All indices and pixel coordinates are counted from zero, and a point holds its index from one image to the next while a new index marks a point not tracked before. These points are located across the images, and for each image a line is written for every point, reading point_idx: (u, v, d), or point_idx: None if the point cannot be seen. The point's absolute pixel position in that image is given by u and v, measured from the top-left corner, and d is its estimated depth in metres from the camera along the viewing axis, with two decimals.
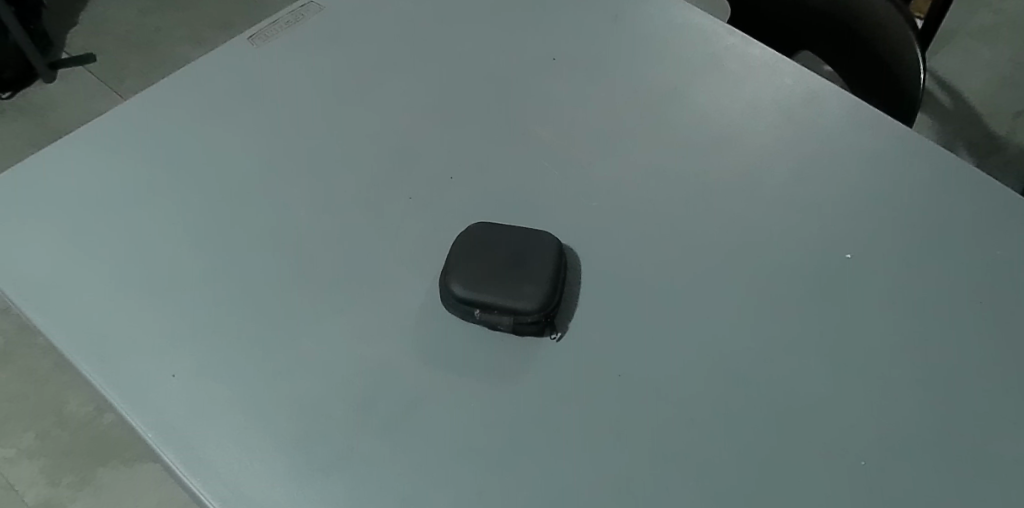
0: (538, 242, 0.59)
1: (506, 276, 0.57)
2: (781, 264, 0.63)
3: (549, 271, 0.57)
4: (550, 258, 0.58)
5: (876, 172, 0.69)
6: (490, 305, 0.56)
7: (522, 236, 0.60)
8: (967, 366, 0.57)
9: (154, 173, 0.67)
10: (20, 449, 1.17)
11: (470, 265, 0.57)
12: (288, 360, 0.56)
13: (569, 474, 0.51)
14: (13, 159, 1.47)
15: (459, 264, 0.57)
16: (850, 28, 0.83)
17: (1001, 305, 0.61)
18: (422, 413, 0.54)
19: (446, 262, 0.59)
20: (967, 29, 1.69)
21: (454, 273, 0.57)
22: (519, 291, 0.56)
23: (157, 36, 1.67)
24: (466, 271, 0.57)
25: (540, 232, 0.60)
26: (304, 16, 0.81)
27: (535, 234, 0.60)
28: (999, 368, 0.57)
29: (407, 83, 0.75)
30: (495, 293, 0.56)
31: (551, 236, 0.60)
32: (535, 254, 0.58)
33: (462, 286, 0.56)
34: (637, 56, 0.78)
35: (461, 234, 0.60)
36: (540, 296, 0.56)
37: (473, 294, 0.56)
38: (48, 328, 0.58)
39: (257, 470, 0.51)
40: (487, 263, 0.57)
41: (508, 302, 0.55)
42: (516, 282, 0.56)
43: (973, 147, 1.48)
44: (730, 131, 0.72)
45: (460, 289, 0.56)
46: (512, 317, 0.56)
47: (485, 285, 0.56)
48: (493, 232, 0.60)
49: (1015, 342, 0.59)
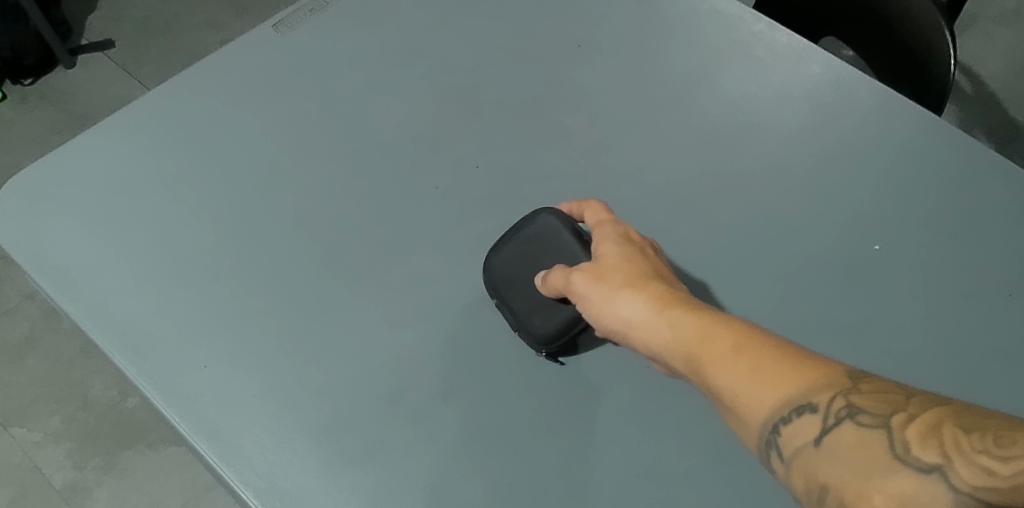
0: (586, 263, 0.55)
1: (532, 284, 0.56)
2: (806, 260, 0.63)
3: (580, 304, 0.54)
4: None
5: (905, 162, 0.69)
6: (504, 307, 0.57)
7: (577, 251, 0.56)
8: (986, 363, 0.58)
9: (180, 163, 0.67)
10: (47, 433, 1.19)
11: (513, 261, 0.58)
12: (317, 350, 0.56)
13: (596, 467, 0.52)
14: (37, 148, 1.48)
15: (505, 253, 0.58)
16: (879, 15, 0.81)
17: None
18: (452, 404, 0.54)
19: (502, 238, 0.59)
20: (990, 10, 1.64)
21: (494, 260, 0.58)
22: (536, 308, 0.55)
23: (174, 21, 1.67)
24: (505, 266, 0.58)
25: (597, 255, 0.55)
26: (328, 3, 0.80)
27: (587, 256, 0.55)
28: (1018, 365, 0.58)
29: (431, 70, 0.75)
30: (514, 298, 0.56)
31: None
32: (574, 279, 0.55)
33: (492, 277, 0.58)
34: (662, 43, 0.77)
35: (534, 215, 0.59)
36: (549, 328, 0.54)
37: (496, 290, 0.57)
38: (81, 317, 0.59)
39: (290, 460, 0.52)
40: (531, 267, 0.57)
41: (520, 309, 0.56)
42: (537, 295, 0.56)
43: (991, 133, 1.46)
44: (758, 121, 0.71)
45: (490, 278, 0.58)
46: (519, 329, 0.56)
47: (505, 286, 0.57)
48: (554, 230, 0.57)
49: None
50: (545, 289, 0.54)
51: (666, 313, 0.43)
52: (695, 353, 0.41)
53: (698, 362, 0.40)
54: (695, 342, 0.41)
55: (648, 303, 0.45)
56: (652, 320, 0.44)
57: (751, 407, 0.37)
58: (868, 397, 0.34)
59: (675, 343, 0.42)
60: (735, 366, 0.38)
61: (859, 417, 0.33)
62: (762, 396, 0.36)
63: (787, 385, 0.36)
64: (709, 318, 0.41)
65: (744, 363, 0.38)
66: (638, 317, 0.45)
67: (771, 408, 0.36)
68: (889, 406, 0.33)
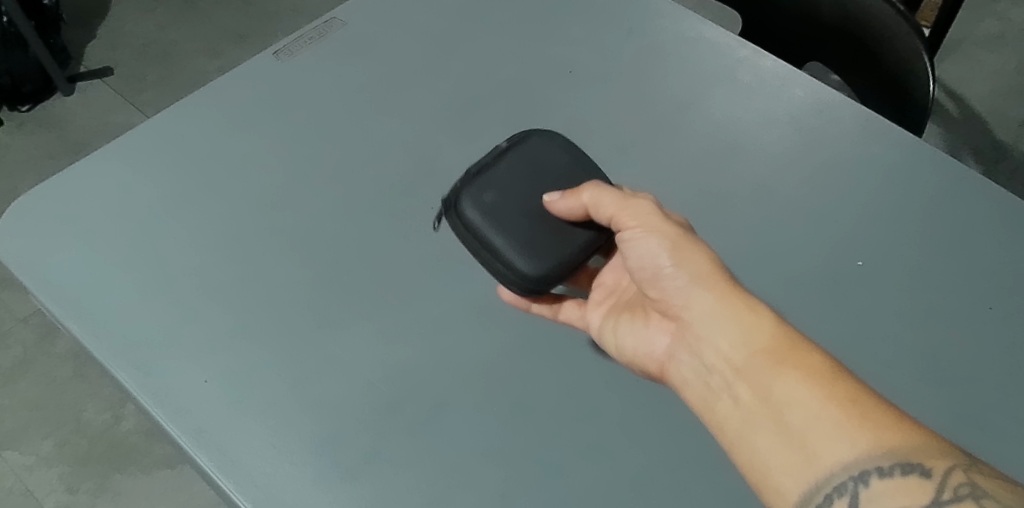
0: (547, 256, 0.57)
1: (529, 181, 0.60)
2: (789, 275, 0.65)
3: (495, 236, 0.58)
4: (539, 256, 0.57)
5: (885, 181, 0.71)
6: (497, 153, 0.62)
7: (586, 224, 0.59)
8: (962, 374, 0.60)
9: (181, 184, 0.69)
10: (39, 456, 1.18)
11: (547, 155, 0.62)
12: (314, 365, 0.58)
13: (583, 478, 0.54)
14: (33, 174, 1.49)
15: (554, 149, 0.62)
16: (861, 41, 0.84)
17: (1000, 312, 0.63)
18: (445, 419, 0.56)
19: (568, 145, 0.63)
20: (975, 36, 1.69)
21: (541, 139, 0.63)
22: (495, 187, 0.59)
23: (174, 49, 1.70)
24: (541, 148, 0.62)
25: (558, 275, 0.57)
26: (327, 32, 0.82)
27: (550, 262, 0.57)
28: (996, 376, 0.60)
29: (427, 95, 0.77)
30: (506, 165, 0.60)
31: (535, 269, 0.57)
32: (527, 233, 0.58)
33: (528, 137, 0.63)
34: (651, 69, 0.80)
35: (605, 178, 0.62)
36: (479, 208, 0.58)
37: (512, 147, 0.62)
38: (83, 334, 0.60)
39: (288, 472, 0.53)
40: (549, 178, 0.61)
41: (498, 172, 0.60)
42: (520, 185, 0.60)
43: (977, 155, 1.49)
44: (743, 143, 0.74)
45: (528, 137, 0.63)
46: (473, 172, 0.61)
47: (517, 156, 0.61)
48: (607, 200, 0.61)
49: (1008, 349, 0.61)
50: (568, 197, 0.57)
51: (759, 310, 0.48)
52: (783, 356, 0.45)
53: (778, 367, 0.45)
54: (786, 346, 0.46)
55: (723, 295, 0.49)
56: (739, 308, 0.48)
57: (840, 443, 0.41)
58: (988, 481, 0.37)
59: (761, 339, 0.46)
60: (836, 395, 0.42)
61: (983, 499, 0.36)
62: (860, 434, 0.40)
63: (894, 436, 0.40)
64: (804, 338, 0.46)
65: (844, 395, 0.42)
66: (722, 305, 0.49)
67: (868, 452, 0.40)
68: (1015, 496, 0.36)
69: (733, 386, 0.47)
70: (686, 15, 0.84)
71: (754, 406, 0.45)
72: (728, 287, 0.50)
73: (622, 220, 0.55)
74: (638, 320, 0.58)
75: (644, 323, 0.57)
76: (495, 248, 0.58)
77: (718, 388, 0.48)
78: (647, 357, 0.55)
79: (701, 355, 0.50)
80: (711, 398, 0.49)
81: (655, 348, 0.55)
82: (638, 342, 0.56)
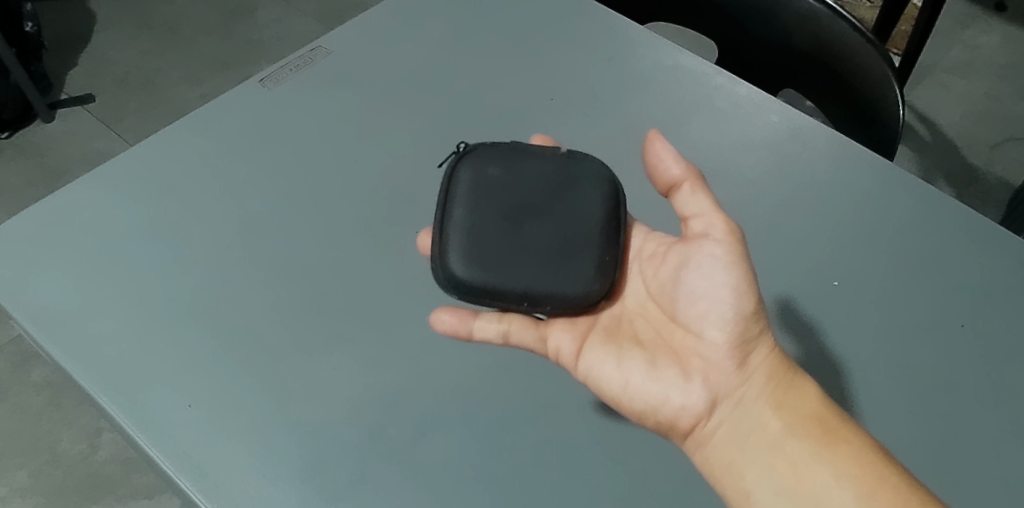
0: (474, 261, 0.57)
1: (524, 190, 0.60)
2: (767, 294, 0.67)
3: (456, 207, 0.59)
4: (474, 260, 0.57)
5: (859, 203, 0.73)
6: (521, 150, 0.63)
7: (554, 253, 0.57)
8: (935, 387, 0.62)
9: (166, 209, 0.69)
10: (13, 488, 1.16)
11: (567, 176, 0.61)
12: (300, 387, 0.58)
13: (567, 496, 0.55)
14: (12, 200, 1.48)
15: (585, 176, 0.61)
16: (833, 69, 0.87)
17: (970, 326, 0.65)
18: (431, 439, 0.57)
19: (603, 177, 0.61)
20: (944, 63, 1.75)
21: (575, 162, 0.62)
22: (501, 178, 0.61)
23: (157, 76, 1.71)
24: (563, 166, 0.61)
25: (460, 280, 0.57)
26: (313, 60, 0.83)
27: (461, 265, 0.57)
28: (966, 388, 0.62)
29: (412, 121, 0.78)
30: (527, 168, 0.61)
31: (456, 266, 0.57)
32: (480, 229, 0.58)
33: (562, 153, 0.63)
34: (631, 95, 0.82)
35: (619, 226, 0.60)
36: (465, 180, 0.60)
37: (537, 154, 0.62)
38: (67, 362, 0.59)
39: (274, 497, 0.54)
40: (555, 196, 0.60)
41: (507, 166, 0.61)
42: (512, 185, 0.60)
43: (950, 179, 1.54)
44: (720, 167, 0.76)
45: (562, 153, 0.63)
46: (489, 152, 0.62)
47: (533, 166, 0.61)
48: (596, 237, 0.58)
49: (979, 363, 0.63)
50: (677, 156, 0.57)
51: (804, 388, 0.54)
52: (830, 434, 0.51)
53: (829, 445, 0.51)
54: (829, 423, 0.52)
55: (779, 364, 0.54)
56: (786, 379, 0.54)
57: None
58: None
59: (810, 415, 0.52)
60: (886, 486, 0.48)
61: None
62: None
63: None
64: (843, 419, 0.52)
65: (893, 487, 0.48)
66: (775, 376, 0.54)
67: None
68: None
69: (773, 452, 0.52)
70: (664, 44, 0.87)
71: (793, 479, 0.50)
72: (777, 355, 0.54)
73: (710, 225, 0.54)
74: (668, 373, 0.55)
75: (677, 375, 0.55)
76: (450, 219, 0.59)
77: (758, 452, 0.52)
78: (680, 411, 0.54)
79: (749, 414, 0.53)
80: (740, 458, 0.52)
81: (692, 403, 0.54)
82: (668, 394, 0.54)
